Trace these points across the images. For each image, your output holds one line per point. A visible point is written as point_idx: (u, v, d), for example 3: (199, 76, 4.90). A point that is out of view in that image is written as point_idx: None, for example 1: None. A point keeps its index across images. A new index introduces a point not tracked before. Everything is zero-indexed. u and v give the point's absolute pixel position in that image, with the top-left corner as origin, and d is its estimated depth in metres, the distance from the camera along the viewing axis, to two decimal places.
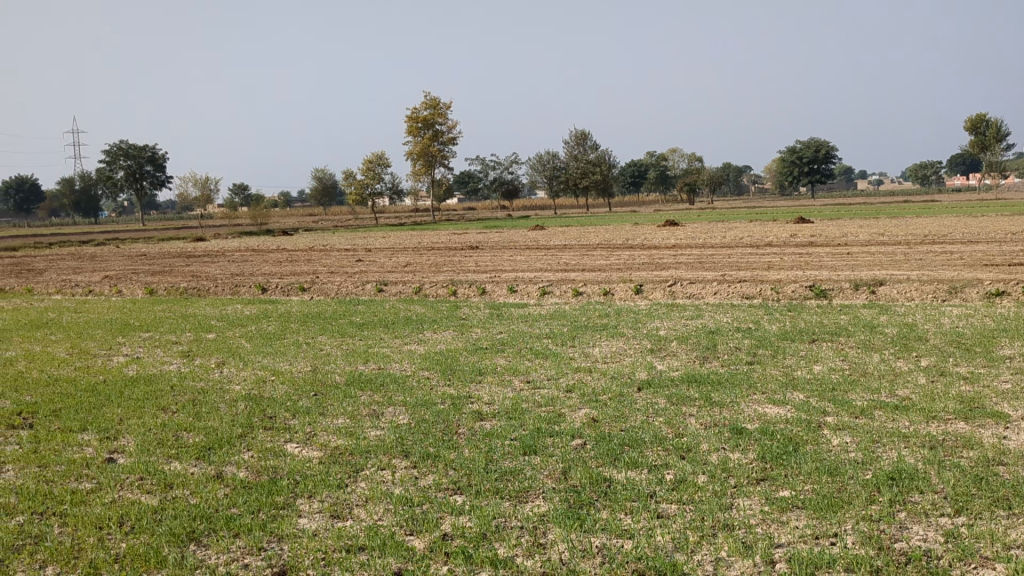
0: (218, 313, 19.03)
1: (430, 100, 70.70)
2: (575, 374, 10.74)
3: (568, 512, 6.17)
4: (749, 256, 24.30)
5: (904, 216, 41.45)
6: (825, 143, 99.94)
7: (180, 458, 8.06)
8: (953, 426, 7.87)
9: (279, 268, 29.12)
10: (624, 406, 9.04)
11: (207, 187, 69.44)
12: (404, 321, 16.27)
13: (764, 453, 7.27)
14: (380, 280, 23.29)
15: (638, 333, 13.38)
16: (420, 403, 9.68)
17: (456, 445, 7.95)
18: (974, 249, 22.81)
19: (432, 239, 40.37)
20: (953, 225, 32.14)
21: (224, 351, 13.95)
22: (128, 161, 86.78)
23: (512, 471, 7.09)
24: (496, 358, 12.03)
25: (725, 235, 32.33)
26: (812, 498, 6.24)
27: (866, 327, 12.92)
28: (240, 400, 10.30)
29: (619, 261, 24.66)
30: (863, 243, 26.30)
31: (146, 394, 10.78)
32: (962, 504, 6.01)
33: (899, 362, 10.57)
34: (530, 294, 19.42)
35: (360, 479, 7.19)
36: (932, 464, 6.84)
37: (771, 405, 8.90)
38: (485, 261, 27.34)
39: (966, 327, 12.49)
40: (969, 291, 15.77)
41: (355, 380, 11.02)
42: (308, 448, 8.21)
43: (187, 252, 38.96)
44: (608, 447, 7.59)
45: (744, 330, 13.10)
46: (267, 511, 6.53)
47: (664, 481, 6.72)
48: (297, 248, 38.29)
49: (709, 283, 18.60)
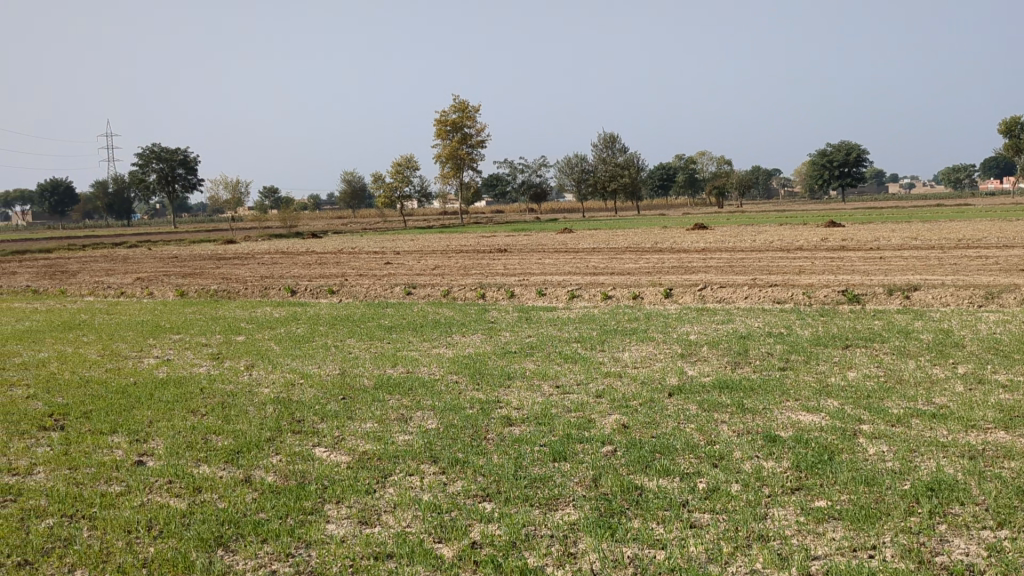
0: (247, 315, 19.10)
1: (459, 104, 70.79)
2: (604, 380, 10.63)
3: (598, 521, 6.08)
4: (779, 260, 24.05)
5: (937, 220, 40.83)
6: (856, 146, 98.73)
7: (208, 462, 8.05)
8: (993, 436, 7.68)
9: (308, 270, 29.21)
10: (655, 412, 8.93)
11: (237, 190, 69.96)
12: (432, 324, 16.23)
13: (798, 462, 7.14)
14: (408, 283, 23.29)
15: (668, 338, 13.24)
16: (448, 407, 9.62)
17: (484, 450, 7.88)
18: (1010, 254, 22.40)
19: (460, 242, 40.33)
20: (988, 229, 31.61)
21: (253, 354, 13.97)
22: (160, 164, 87.66)
23: (542, 478, 7.01)
24: (525, 362, 11.95)
25: (755, 239, 31.99)
26: (849, 509, 6.11)
27: (901, 333, 12.70)
28: (269, 403, 10.29)
29: (648, 264, 24.49)
30: (896, 247, 25.94)
31: (176, 396, 10.81)
32: (1005, 517, 5.84)
33: (936, 369, 10.36)
34: (559, 297, 19.33)
35: (389, 484, 7.14)
36: (973, 475, 6.66)
37: (804, 412, 8.74)
38: (513, 264, 27.26)
39: (1004, 333, 12.22)
40: (1006, 296, 15.47)
41: (383, 384, 10.98)
42: (336, 452, 8.19)
43: (218, 254, 39.24)
44: (639, 454, 7.49)
45: (776, 336, 12.92)
46: (296, 516, 6.49)
47: (697, 490, 6.61)
48: (325, 251, 38.41)
49: (740, 287, 18.41)
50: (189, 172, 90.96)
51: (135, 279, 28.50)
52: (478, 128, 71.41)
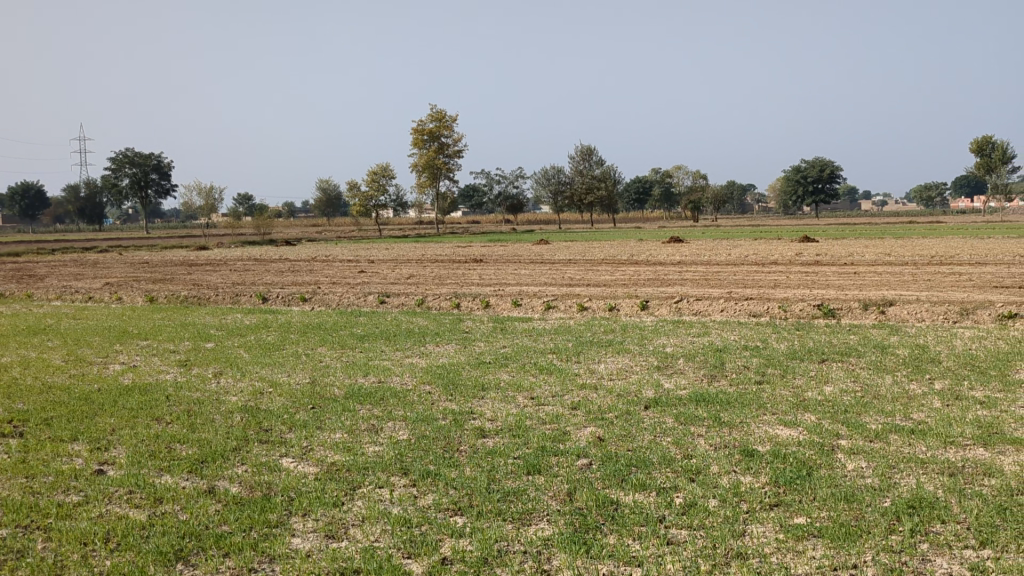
0: (217, 322, 18.77)
1: (436, 113, 70.63)
2: (579, 392, 10.45)
3: (573, 537, 5.90)
4: (755, 274, 24.03)
5: (909, 237, 41.01)
6: (830, 163, 99.58)
7: (170, 472, 7.79)
8: (971, 452, 7.60)
9: (281, 277, 28.89)
10: (631, 425, 8.78)
11: (211, 196, 69.28)
12: (406, 334, 16.01)
13: (776, 477, 7.01)
14: (383, 291, 23.04)
15: (645, 350, 13.11)
16: (419, 418, 9.41)
17: (457, 463, 7.68)
18: (983, 271, 22.51)
19: (436, 252, 40.11)
20: (961, 246, 31.81)
21: (222, 361, 13.67)
22: (133, 169, 86.69)
23: (516, 492, 6.82)
24: (500, 373, 11.76)
25: (730, 253, 31.98)
26: (828, 527, 5.97)
27: (877, 348, 12.64)
28: (236, 412, 10.04)
29: (624, 277, 24.38)
30: (870, 262, 25.99)
31: (142, 403, 10.54)
32: (987, 535, 5.74)
33: (913, 385, 10.28)
34: (534, 308, 19.18)
35: (356, 497, 6.92)
36: (953, 492, 6.56)
37: (782, 427, 8.62)
38: (489, 274, 27.08)
39: (980, 350, 12.20)
40: (980, 313, 15.49)
41: (354, 394, 10.75)
42: (303, 463, 7.97)
43: (189, 260, 38.84)
44: (615, 467, 7.34)
45: (752, 349, 12.83)
46: (259, 529, 6.27)
47: (674, 505, 6.46)
48: (299, 258, 38.10)
49: (716, 300, 18.34)
50: (163, 177, 90.05)
51: (103, 284, 28.01)
52: (456, 137, 71.24)
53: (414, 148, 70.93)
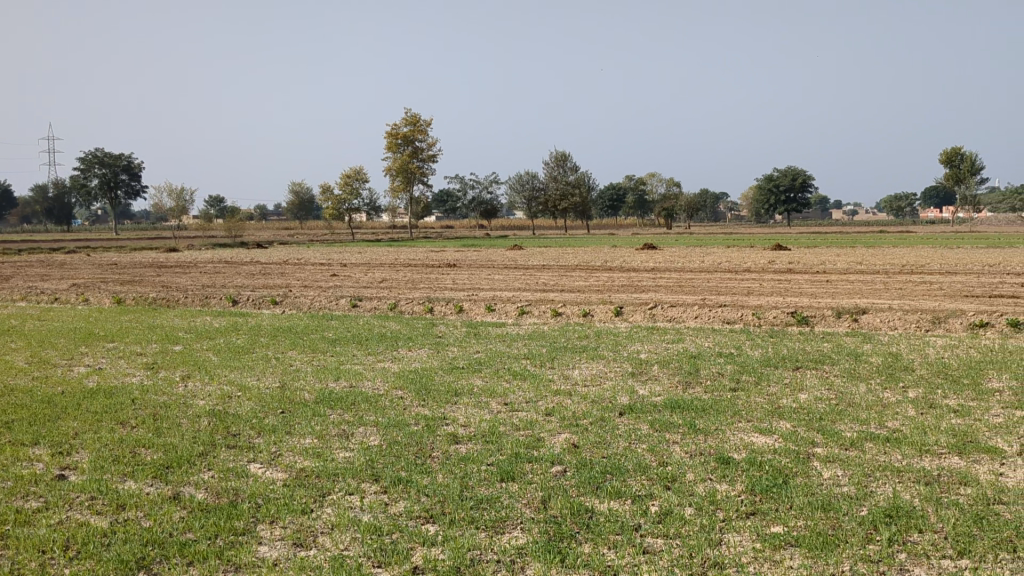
0: (185, 324, 18.51)
1: (411, 117, 70.30)
2: (553, 398, 10.35)
3: (547, 546, 5.79)
4: (728, 281, 24.11)
5: (880, 246, 41.35)
6: (802, 173, 100.51)
7: (134, 477, 7.59)
8: (946, 461, 7.58)
9: (252, 280, 28.58)
10: (606, 431, 8.68)
11: (182, 197, 68.58)
12: (378, 338, 15.82)
13: (753, 485, 6.94)
14: (355, 295, 22.81)
15: (619, 356, 13.04)
16: (392, 424, 9.25)
17: (429, 469, 7.54)
18: (953, 280, 22.71)
19: (409, 256, 39.85)
20: (931, 256, 32.12)
21: (190, 364, 13.45)
22: (102, 170, 85.70)
23: (489, 499, 6.70)
24: (473, 379, 11.62)
25: (704, 260, 32.07)
26: (806, 536, 5.90)
27: (851, 355, 12.66)
28: (203, 416, 9.83)
29: (598, 283, 24.34)
30: (843, 271, 26.13)
31: (106, 407, 10.30)
32: (965, 545, 5.69)
33: (887, 393, 10.26)
34: (507, 313, 19.09)
35: (326, 504, 6.76)
36: (929, 501, 6.51)
37: (757, 434, 8.55)
38: (463, 279, 26.94)
39: (953, 358, 12.24)
40: (952, 322, 15.58)
41: (324, 399, 10.59)
42: (272, 469, 7.79)
43: (158, 261, 38.38)
44: (589, 474, 7.23)
45: (726, 356, 12.79)
46: (225, 537, 6.09)
47: (650, 513, 6.36)
48: (271, 261, 37.73)
49: (690, 306, 18.33)
50: (133, 178, 89.12)
51: (70, 285, 27.57)
52: (430, 141, 70.98)
53: (388, 151, 70.56)
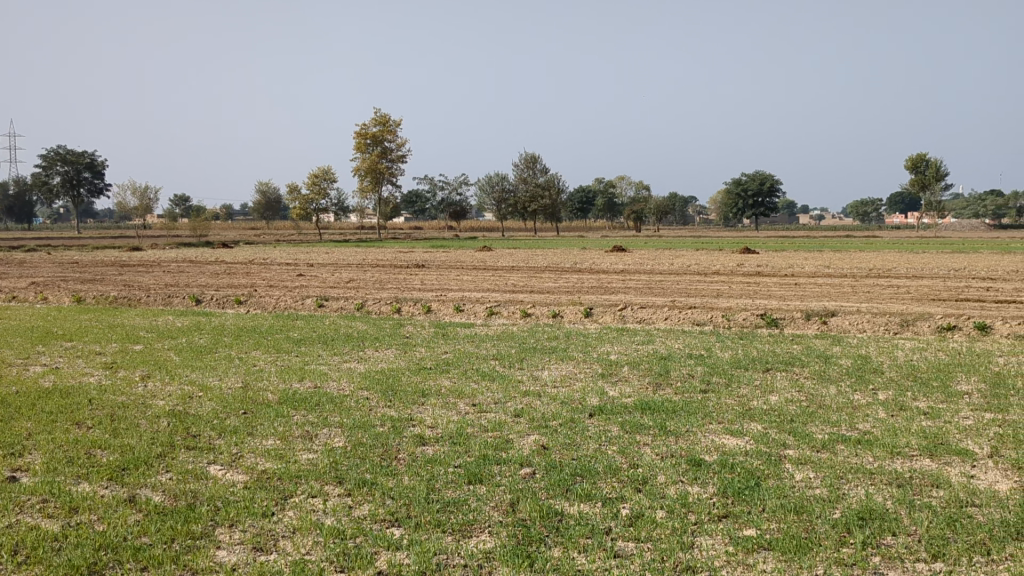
0: (146, 323, 18.13)
1: (380, 117, 69.91)
2: (523, 399, 10.18)
3: (515, 550, 5.62)
4: (697, 283, 24.07)
5: (847, 249, 41.56)
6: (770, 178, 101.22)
7: (88, 479, 7.33)
8: (918, 463, 7.52)
9: (216, 279, 28.17)
10: (575, 433, 8.54)
11: (146, 196, 67.58)
12: (344, 338, 15.56)
13: (725, 487, 6.83)
14: (321, 295, 22.49)
15: (588, 358, 12.89)
16: (357, 425, 9.04)
17: (395, 471, 7.36)
18: (920, 284, 22.85)
19: (376, 257, 39.49)
20: (898, 260, 32.34)
21: (150, 364, 13.14)
22: (65, 168, 84.35)
23: (456, 502, 6.51)
24: (440, 380, 11.42)
25: (674, 262, 32.06)
26: (779, 539, 5.79)
27: (821, 357, 12.63)
28: (163, 416, 9.57)
29: (567, 284, 24.18)
30: (810, 274, 26.25)
31: (61, 407, 9.97)
32: (939, 548, 5.61)
33: (857, 395, 10.19)
34: (476, 314, 18.92)
35: (288, 507, 6.55)
36: (903, 504, 6.43)
37: (728, 436, 8.45)
38: (431, 280, 26.70)
39: (921, 361, 12.23)
40: (921, 325, 15.63)
41: (288, 399, 10.35)
42: (233, 470, 7.56)
43: (120, 261, 37.81)
44: (559, 477, 7.09)
45: (696, 358, 12.69)
46: (181, 541, 5.86)
47: (620, 516, 6.22)
48: (236, 261, 37.22)
49: (660, 308, 18.27)
50: (96, 176, 87.90)
51: (28, 283, 26.99)
52: (399, 142, 70.56)
53: (357, 151, 70.02)
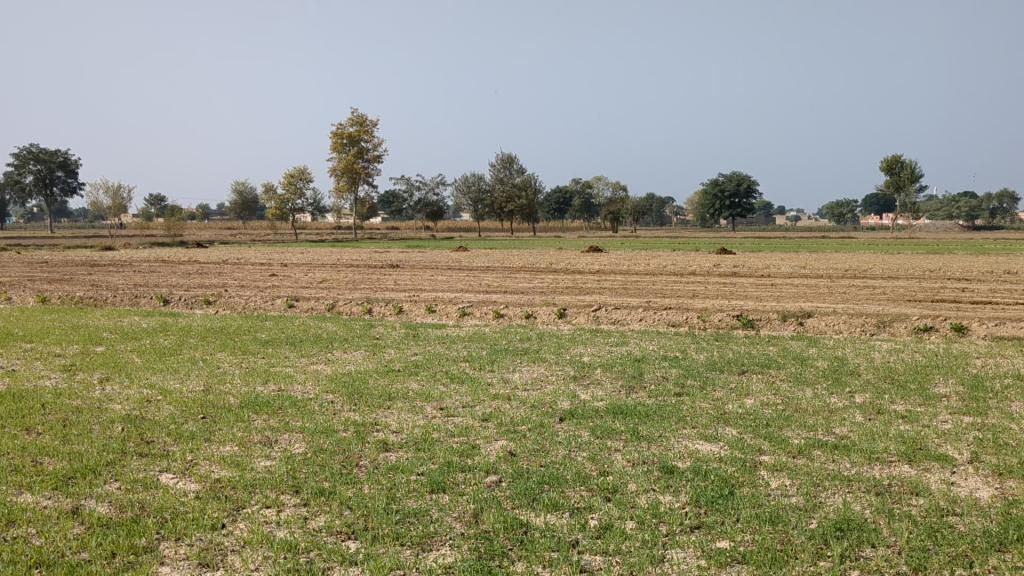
0: (111, 324, 17.68)
1: (357, 117, 69.45)
2: (492, 402, 9.89)
3: (477, 565, 5.32)
4: (674, 284, 23.88)
5: (824, 251, 41.35)
6: (747, 179, 101.54)
7: (31, 489, 6.94)
8: (897, 470, 7.28)
9: (187, 279, 27.68)
10: (544, 438, 8.25)
11: (120, 195, 66.57)
12: (313, 340, 15.21)
13: (697, 496, 6.57)
14: (292, 295, 22.10)
15: (561, 359, 12.65)
16: (319, 430, 8.71)
17: (355, 480, 7.03)
18: (896, 285, 22.76)
19: (351, 257, 39.03)
20: (875, 261, 32.30)
21: (110, 366, 12.74)
22: (37, 166, 83.19)
23: (417, 513, 6.22)
24: (409, 382, 11.12)
25: (651, 263, 31.85)
26: (753, 551, 5.53)
27: (797, 359, 12.42)
28: (117, 421, 9.19)
29: (542, 285, 23.90)
30: (787, 275, 26.14)
31: (12, 412, 9.56)
32: (920, 561, 5.36)
33: (834, 398, 9.99)
34: (449, 314, 18.64)
35: (240, 518, 6.22)
36: (882, 513, 6.20)
37: (702, 442, 8.19)
38: (405, 280, 26.35)
39: (898, 362, 12.07)
40: (896, 325, 15.50)
41: (249, 403, 9.99)
42: (185, 479, 7.21)
43: (90, 260, 37.20)
44: (525, 485, 6.79)
45: (671, 359, 12.46)
46: (122, 557, 5.51)
47: (588, 528, 5.93)
48: (208, 261, 36.63)
49: (635, 309, 18.03)
50: (69, 175, 86.77)
51: None
52: (376, 142, 70.11)
53: (333, 151, 69.47)
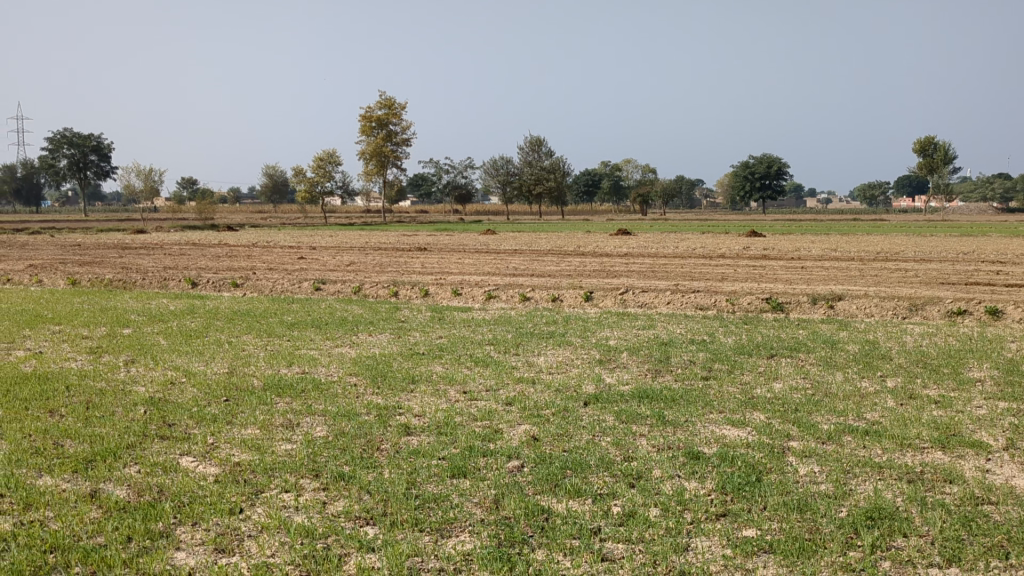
0: (139, 306, 17.75)
1: (385, 100, 69.18)
2: (515, 386, 9.78)
3: (496, 552, 5.22)
4: (702, 267, 23.61)
5: (855, 234, 40.67)
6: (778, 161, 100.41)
7: (51, 472, 6.93)
8: (930, 457, 7.07)
9: (215, 262, 27.80)
10: (569, 423, 8.13)
11: (151, 178, 66.98)
12: (338, 322, 15.19)
13: (724, 482, 6.42)
14: (319, 278, 22.09)
15: (587, 343, 12.49)
16: (341, 413, 8.66)
17: (375, 464, 6.95)
18: (929, 268, 22.33)
19: (378, 240, 39.06)
20: (908, 243, 31.73)
21: (136, 348, 12.77)
22: (71, 150, 83.98)
23: (437, 498, 6.13)
24: (433, 365, 11.04)
25: (680, 246, 31.52)
26: (780, 540, 5.38)
27: (827, 343, 12.18)
28: (140, 404, 9.17)
29: (569, 268, 23.72)
30: (817, 257, 25.79)
31: (37, 394, 9.59)
32: (953, 552, 5.18)
33: (864, 383, 9.78)
34: (474, 297, 18.56)
35: (257, 503, 6.16)
36: (914, 501, 6.01)
37: (729, 427, 8.03)
38: (432, 263, 26.28)
39: (931, 346, 11.80)
40: (929, 309, 15.18)
41: (272, 386, 9.95)
42: (205, 463, 7.16)
43: (122, 243, 37.49)
44: (547, 471, 6.67)
45: (698, 343, 12.28)
46: (138, 542, 5.46)
47: (611, 515, 5.80)
48: (238, 245, 36.79)
49: (663, 292, 17.82)
50: (103, 159, 87.55)
51: (25, 266, 26.62)
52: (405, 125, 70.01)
53: (362, 135, 69.45)
